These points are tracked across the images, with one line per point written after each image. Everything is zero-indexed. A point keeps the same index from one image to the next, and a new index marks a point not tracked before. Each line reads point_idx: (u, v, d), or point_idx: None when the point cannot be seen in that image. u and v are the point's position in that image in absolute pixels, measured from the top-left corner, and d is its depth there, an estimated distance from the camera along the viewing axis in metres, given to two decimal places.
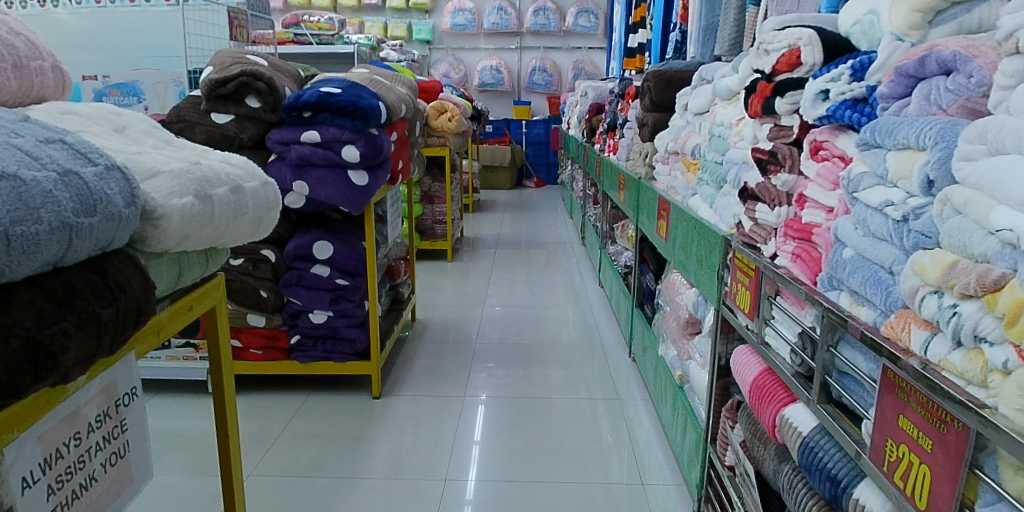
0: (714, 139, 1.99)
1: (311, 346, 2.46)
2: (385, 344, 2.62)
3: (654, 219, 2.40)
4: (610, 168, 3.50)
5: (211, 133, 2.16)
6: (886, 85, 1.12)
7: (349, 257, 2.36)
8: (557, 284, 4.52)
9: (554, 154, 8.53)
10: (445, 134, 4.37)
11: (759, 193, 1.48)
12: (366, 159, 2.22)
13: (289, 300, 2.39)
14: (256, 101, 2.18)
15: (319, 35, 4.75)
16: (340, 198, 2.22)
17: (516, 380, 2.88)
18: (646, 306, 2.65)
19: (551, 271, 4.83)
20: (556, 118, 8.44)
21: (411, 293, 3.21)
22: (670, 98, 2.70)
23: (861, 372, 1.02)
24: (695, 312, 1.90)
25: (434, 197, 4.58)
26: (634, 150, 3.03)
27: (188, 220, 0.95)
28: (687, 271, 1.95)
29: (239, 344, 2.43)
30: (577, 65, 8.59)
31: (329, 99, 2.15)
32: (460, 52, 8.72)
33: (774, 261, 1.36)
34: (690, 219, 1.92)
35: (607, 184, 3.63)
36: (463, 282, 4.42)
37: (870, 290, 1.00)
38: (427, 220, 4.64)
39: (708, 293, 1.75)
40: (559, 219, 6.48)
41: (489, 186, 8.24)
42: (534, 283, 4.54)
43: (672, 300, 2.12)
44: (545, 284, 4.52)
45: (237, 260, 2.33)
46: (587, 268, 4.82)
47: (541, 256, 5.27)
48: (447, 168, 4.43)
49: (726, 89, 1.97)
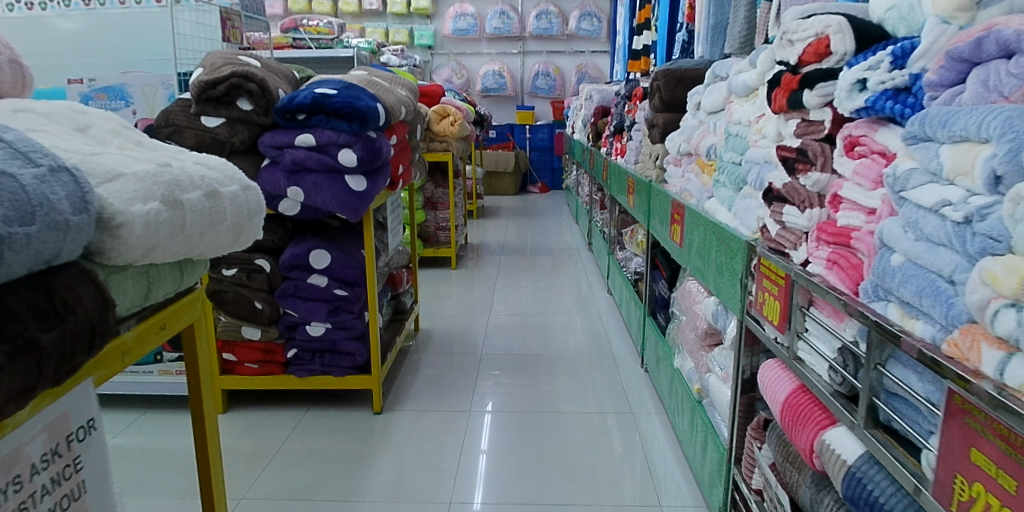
0: (731, 138, 1.88)
1: (309, 360, 2.32)
2: (387, 357, 2.50)
3: (668, 223, 2.29)
4: (618, 172, 3.39)
5: (201, 136, 2.06)
6: (934, 72, 0.98)
7: (348, 266, 2.25)
8: (564, 291, 4.39)
9: (559, 159, 8.41)
10: (448, 138, 4.27)
11: (786, 194, 1.37)
12: (364, 163, 2.11)
13: (285, 312, 2.28)
14: (248, 103, 2.09)
15: (318, 39, 4.67)
16: (336, 205, 2.10)
17: (524, 392, 2.76)
18: (659, 315, 2.54)
19: (559, 278, 4.70)
20: (560, 123, 8.33)
21: (414, 302, 3.10)
22: (681, 97, 2.59)
23: (917, 395, 0.90)
24: (715, 322, 1.78)
25: (437, 203, 4.47)
26: (643, 152, 2.92)
27: (153, 228, 0.84)
28: (705, 279, 1.83)
29: (234, 359, 2.33)
30: (581, 69, 8.49)
31: (325, 100, 2.05)
32: (462, 57, 8.63)
33: (806, 268, 1.25)
34: (708, 223, 1.80)
35: (615, 187, 3.51)
36: (468, 291, 4.30)
37: (926, 301, 0.88)
38: (431, 227, 4.51)
39: (730, 302, 1.64)
40: (565, 225, 6.35)
41: (493, 192, 8.12)
42: (541, 290, 4.41)
43: (688, 309, 2.00)
44: (553, 291, 4.39)
45: (231, 270, 2.21)
46: (595, 275, 4.69)
47: (547, 263, 5.14)
48: (450, 173, 4.33)
49: (744, 85, 1.87)
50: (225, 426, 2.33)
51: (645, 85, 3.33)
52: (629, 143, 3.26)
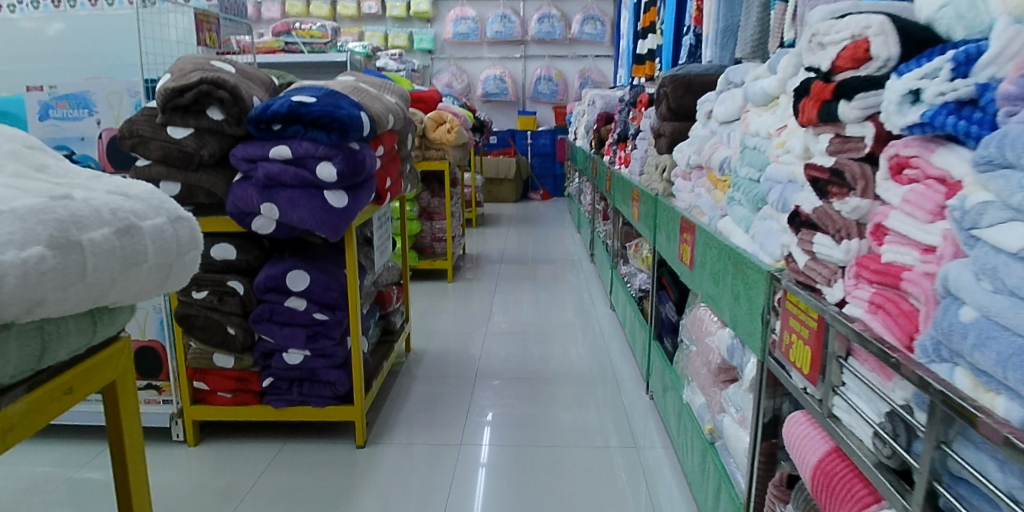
0: (747, 152, 1.71)
1: (286, 389, 2.15)
2: (373, 384, 2.32)
3: (675, 240, 2.11)
4: (621, 182, 3.22)
5: (167, 149, 1.90)
6: (1011, 82, 0.80)
7: (328, 289, 2.08)
8: (566, 303, 4.21)
9: (561, 165, 8.23)
10: (444, 146, 4.09)
11: (817, 221, 1.19)
12: (344, 177, 1.93)
13: (260, 338, 2.10)
14: (219, 112, 1.91)
15: (311, 43, 4.51)
16: (314, 223, 1.92)
17: (521, 419, 2.57)
18: (665, 339, 2.35)
19: (559, 290, 4.51)
20: (563, 128, 8.16)
21: (404, 321, 2.92)
22: (690, 105, 2.39)
23: (996, 488, 0.72)
24: (730, 359, 1.60)
25: (433, 213, 4.30)
26: (649, 162, 2.75)
27: (32, 280, 0.66)
28: (718, 308, 1.65)
29: (205, 388, 2.16)
30: (583, 73, 8.32)
31: (302, 109, 1.88)
32: (463, 61, 8.47)
33: (842, 310, 1.07)
34: (722, 246, 1.62)
35: (618, 199, 3.33)
36: (466, 304, 4.12)
37: (1011, 372, 0.70)
38: (426, 237, 4.33)
39: (748, 338, 1.46)
40: (567, 234, 6.17)
41: (494, 200, 7.92)
42: (542, 302, 4.23)
43: (698, 340, 1.81)
44: (554, 304, 4.21)
45: (201, 292, 2.04)
46: (598, 287, 4.50)
47: (548, 273, 4.96)
48: (446, 181, 4.16)
49: (763, 94, 1.69)
50: (196, 460, 2.16)
51: (651, 91, 3.16)
52: (634, 153, 3.08)
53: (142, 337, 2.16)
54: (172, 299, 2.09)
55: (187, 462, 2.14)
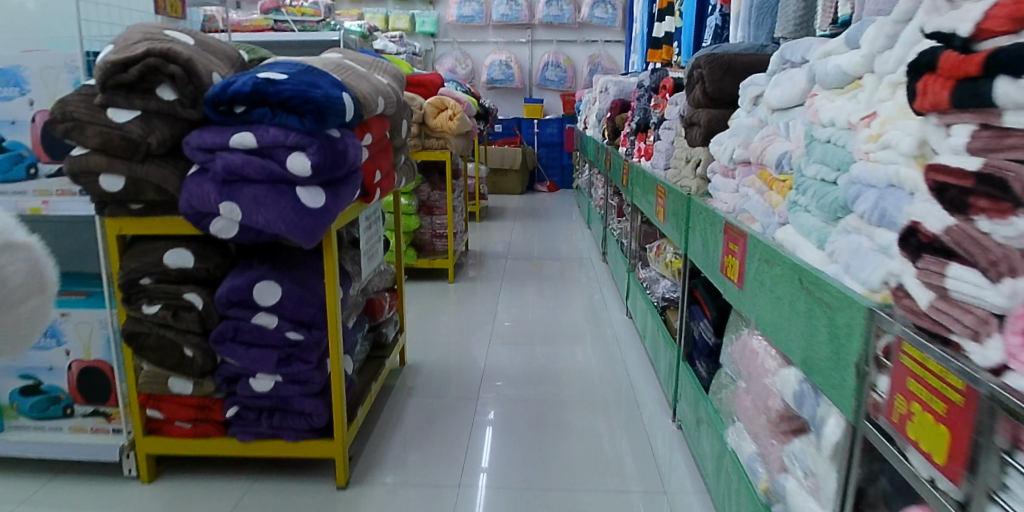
0: (819, 147, 1.37)
1: (254, 421, 1.83)
2: (358, 413, 2.00)
3: (716, 249, 1.77)
4: (642, 176, 2.88)
5: (107, 135, 1.56)
6: None
7: (303, 304, 1.75)
8: (576, 305, 3.87)
9: (569, 156, 7.86)
10: (446, 135, 3.74)
11: (952, 247, 0.85)
12: (322, 171, 1.60)
13: (223, 360, 1.78)
14: (171, 92, 1.58)
15: (303, 21, 4.16)
16: (284, 225, 1.57)
17: (529, 448, 2.25)
18: (699, 364, 2.03)
19: (569, 290, 4.16)
20: (571, 117, 7.80)
21: (398, 333, 2.60)
22: (730, 89, 2.05)
23: None
24: (798, 408, 1.27)
25: (433, 207, 3.96)
26: (677, 156, 2.41)
27: None
28: (783, 341, 1.32)
29: (161, 416, 1.84)
30: (593, 60, 7.93)
31: (269, 88, 1.54)
32: (467, 46, 8.11)
33: (1006, 382, 0.74)
34: (789, 263, 1.29)
35: (638, 195, 2.99)
36: (468, 305, 3.78)
37: None
38: (426, 233, 4.00)
39: (831, 389, 1.13)
40: (575, 229, 5.82)
41: (498, 191, 7.55)
42: (550, 304, 3.89)
43: (750, 376, 1.49)
44: (563, 305, 3.87)
45: (152, 307, 1.71)
46: (611, 289, 4.15)
47: (556, 271, 4.62)
48: (447, 173, 3.82)
49: (841, 73, 1.35)
50: (149, 500, 1.84)
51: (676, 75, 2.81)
52: (658, 145, 2.74)
53: (87, 357, 1.84)
54: (120, 315, 1.77)
55: (138, 503, 1.83)
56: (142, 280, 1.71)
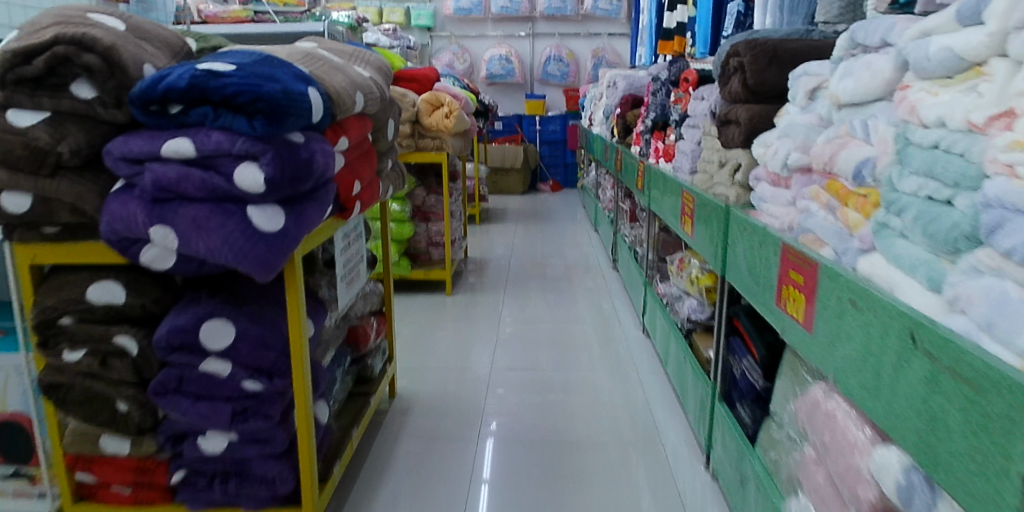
0: (921, 155, 1.04)
1: (205, 487, 1.51)
2: (333, 469, 1.67)
3: (770, 275, 1.44)
4: (662, 178, 2.55)
5: (6, 143, 1.23)
6: None
7: (262, 347, 1.42)
8: (587, 316, 3.53)
9: (573, 153, 7.52)
10: (443, 135, 3.42)
11: None
12: (278, 185, 1.27)
13: (167, 416, 1.46)
14: (89, 89, 1.25)
15: (286, 12, 3.83)
16: (230, 254, 1.24)
17: (542, 505, 1.88)
18: (742, 408, 1.69)
19: (578, 299, 3.82)
20: (575, 113, 7.46)
21: (387, 362, 2.26)
22: (775, 81, 1.72)
23: None
24: (905, 506, 0.94)
25: (429, 213, 3.63)
26: (709, 158, 2.07)
27: None
28: (884, 414, 0.98)
29: (93, 481, 1.53)
30: (597, 53, 7.58)
31: (210, 81, 1.22)
32: (465, 40, 7.77)
33: None
34: (894, 310, 0.95)
35: (658, 200, 2.65)
36: (468, 318, 3.45)
37: None
38: (421, 242, 3.67)
39: (972, 500, 0.79)
40: (581, 232, 5.48)
41: (499, 191, 7.19)
42: (558, 315, 3.55)
43: (827, 446, 1.16)
44: (572, 316, 3.53)
45: (75, 353, 1.39)
46: (623, 297, 3.81)
47: (562, 277, 4.28)
48: (444, 176, 3.49)
49: (950, 60, 1.03)
50: None
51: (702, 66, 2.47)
52: (680, 145, 2.41)
53: (3, 409, 1.53)
54: (39, 362, 1.45)
55: None
56: (62, 320, 1.39)
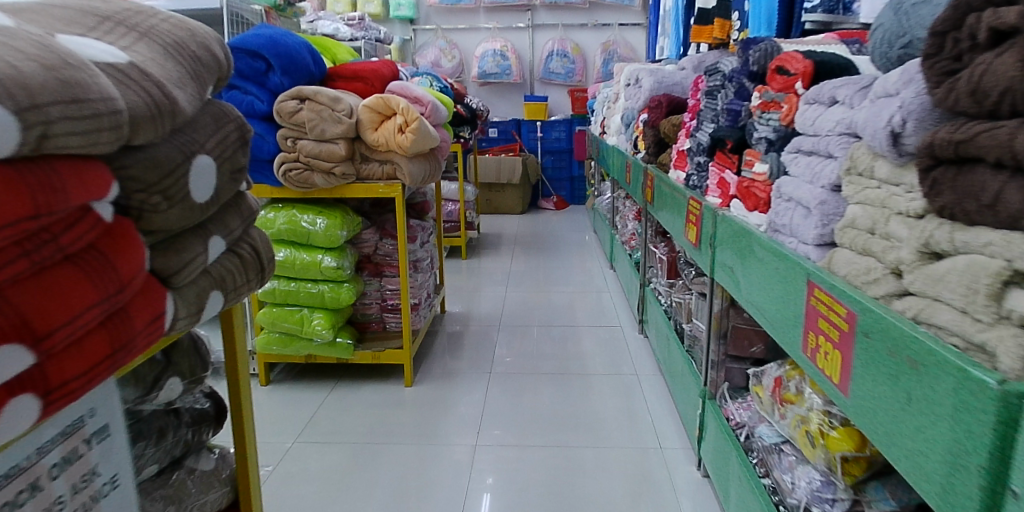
0: None
1: None
2: None
3: None
4: (748, 237, 1.48)
5: None
6: None
7: None
8: (607, 400, 2.43)
9: (580, 164, 6.43)
10: (395, 157, 2.31)
11: None
12: None
13: None
14: None
15: None
16: None
17: None
18: None
19: (590, 366, 2.70)
20: (582, 117, 6.37)
21: None
22: None
23: None
24: None
25: (382, 264, 2.55)
26: (890, 230, 0.99)
27: None
28: None
29: None
30: (607, 47, 6.50)
31: None
32: (452, 34, 6.71)
33: None
34: None
35: (734, 275, 1.57)
36: (436, 416, 2.35)
37: None
38: (372, 306, 2.58)
39: None
40: (592, 265, 4.38)
41: (494, 209, 6.11)
42: (565, 400, 2.44)
43: None
44: (585, 401, 2.42)
45: None
46: (652, 363, 2.70)
47: (569, 327, 3.17)
48: (401, 221, 2.38)
49: None
50: None
51: (827, 58, 1.42)
52: (792, 187, 1.34)
53: None
54: None
55: None
56: None
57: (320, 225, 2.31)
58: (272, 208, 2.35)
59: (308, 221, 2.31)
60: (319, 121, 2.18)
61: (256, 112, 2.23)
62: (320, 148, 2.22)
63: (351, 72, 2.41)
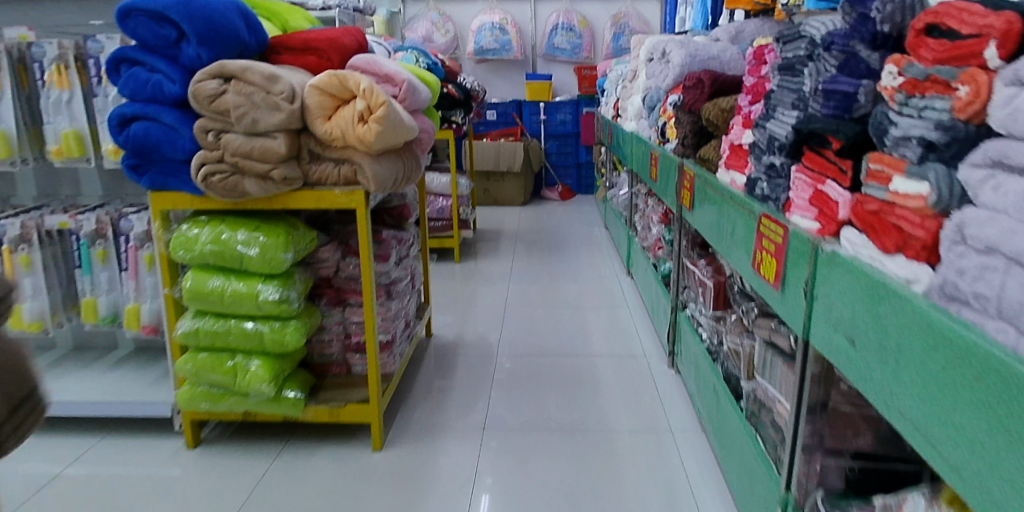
0: None
1: None
2: None
3: None
4: (898, 302, 0.90)
5: None
6: None
7: None
8: (635, 469, 1.87)
9: (587, 150, 5.83)
10: (355, 155, 1.72)
11: None
12: None
13: None
14: None
15: None
16: None
17: None
18: None
19: (611, 417, 2.15)
20: (590, 98, 5.76)
21: None
22: None
23: None
24: None
25: (345, 290, 1.99)
26: None
27: None
28: None
29: None
30: (617, 20, 5.87)
31: None
32: (445, 5, 6.06)
33: None
34: None
35: (867, 358, 0.99)
36: (414, 490, 1.80)
37: None
38: (333, 344, 2.01)
39: None
40: (604, 269, 3.81)
41: (492, 201, 5.53)
42: (581, 466, 1.89)
43: None
44: (607, 469, 1.87)
45: None
46: (689, 412, 2.14)
47: (580, 356, 2.60)
48: (367, 240, 1.79)
49: None
50: None
51: None
52: (1000, 233, 0.76)
53: None
54: None
55: None
56: None
57: (256, 245, 1.73)
58: (194, 222, 1.77)
59: (242, 241, 1.73)
60: (250, 107, 1.61)
61: (166, 96, 1.62)
62: (253, 144, 1.64)
63: (305, 43, 1.87)
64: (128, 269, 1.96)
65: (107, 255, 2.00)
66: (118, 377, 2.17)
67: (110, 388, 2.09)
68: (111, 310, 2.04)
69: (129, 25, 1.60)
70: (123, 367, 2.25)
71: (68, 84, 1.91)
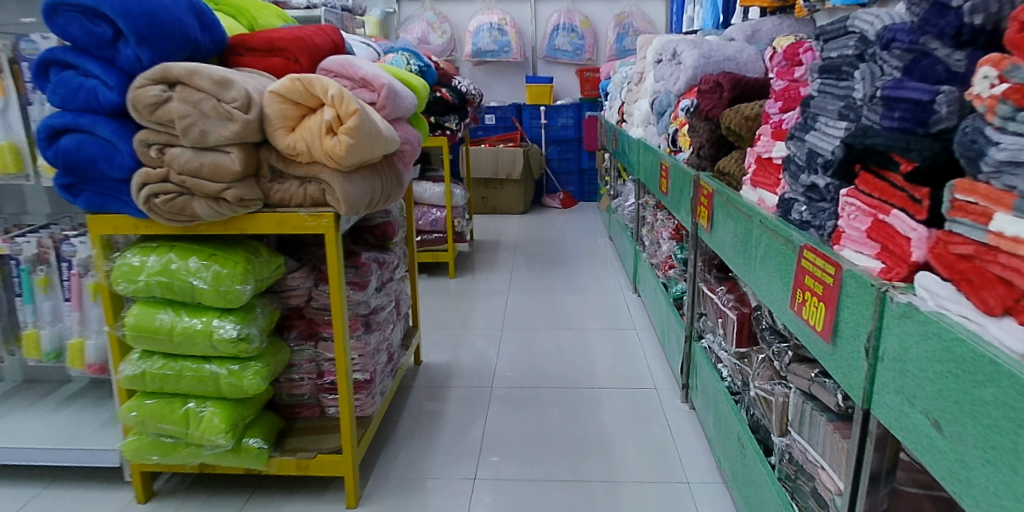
0: None
1: None
2: None
3: None
4: (1022, 393, 0.65)
5: None
6: None
7: None
8: None
9: (590, 155, 5.59)
10: (323, 172, 1.48)
11: None
12: None
13: None
14: None
15: None
16: None
17: None
18: None
19: (620, 465, 1.90)
20: (592, 101, 5.53)
21: None
22: None
23: None
24: None
25: (318, 322, 1.75)
26: None
27: None
28: None
29: None
30: (621, 20, 5.63)
31: None
32: (441, 5, 5.84)
33: None
34: None
35: (968, 454, 0.74)
36: None
37: None
38: (304, 384, 1.77)
39: None
40: (609, 283, 3.57)
41: (491, 209, 5.29)
42: None
43: None
44: None
45: None
46: (708, 458, 1.90)
47: (584, 388, 2.36)
48: (338, 271, 1.56)
49: None
50: None
51: None
52: None
53: None
54: None
55: None
56: None
57: (209, 275, 1.49)
58: (140, 250, 1.53)
59: (193, 270, 1.49)
60: (198, 117, 1.37)
61: (101, 105, 1.40)
62: (203, 160, 1.41)
63: (268, 43, 1.64)
64: (71, 299, 1.73)
65: (50, 282, 1.76)
66: (66, 418, 1.94)
67: (56, 433, 1.85)
68: (55, 345, 1.79)
69: (57, 21, 1.37)
70: (75, 404, 2.01)
71: (2, 91, 1.68)
